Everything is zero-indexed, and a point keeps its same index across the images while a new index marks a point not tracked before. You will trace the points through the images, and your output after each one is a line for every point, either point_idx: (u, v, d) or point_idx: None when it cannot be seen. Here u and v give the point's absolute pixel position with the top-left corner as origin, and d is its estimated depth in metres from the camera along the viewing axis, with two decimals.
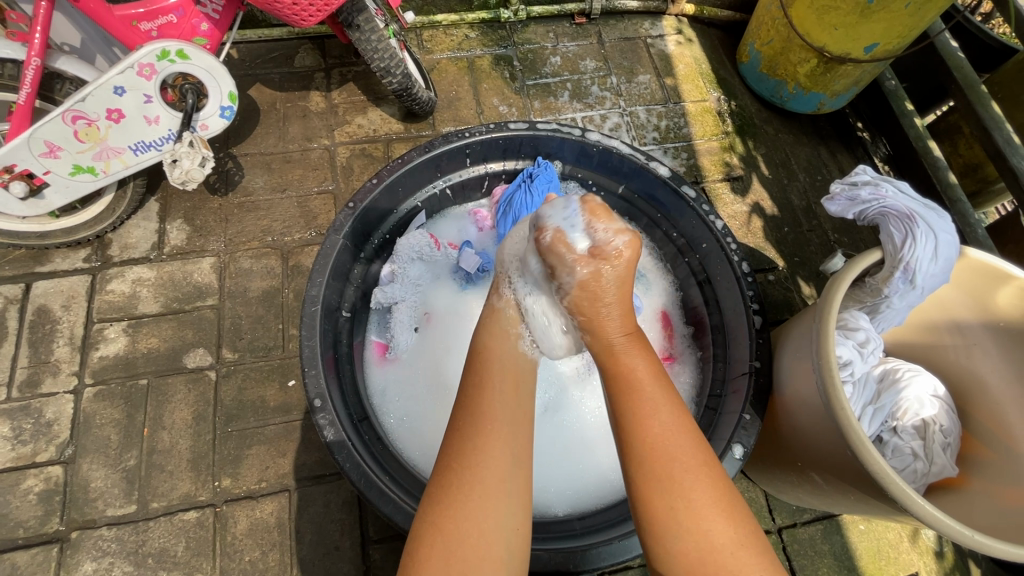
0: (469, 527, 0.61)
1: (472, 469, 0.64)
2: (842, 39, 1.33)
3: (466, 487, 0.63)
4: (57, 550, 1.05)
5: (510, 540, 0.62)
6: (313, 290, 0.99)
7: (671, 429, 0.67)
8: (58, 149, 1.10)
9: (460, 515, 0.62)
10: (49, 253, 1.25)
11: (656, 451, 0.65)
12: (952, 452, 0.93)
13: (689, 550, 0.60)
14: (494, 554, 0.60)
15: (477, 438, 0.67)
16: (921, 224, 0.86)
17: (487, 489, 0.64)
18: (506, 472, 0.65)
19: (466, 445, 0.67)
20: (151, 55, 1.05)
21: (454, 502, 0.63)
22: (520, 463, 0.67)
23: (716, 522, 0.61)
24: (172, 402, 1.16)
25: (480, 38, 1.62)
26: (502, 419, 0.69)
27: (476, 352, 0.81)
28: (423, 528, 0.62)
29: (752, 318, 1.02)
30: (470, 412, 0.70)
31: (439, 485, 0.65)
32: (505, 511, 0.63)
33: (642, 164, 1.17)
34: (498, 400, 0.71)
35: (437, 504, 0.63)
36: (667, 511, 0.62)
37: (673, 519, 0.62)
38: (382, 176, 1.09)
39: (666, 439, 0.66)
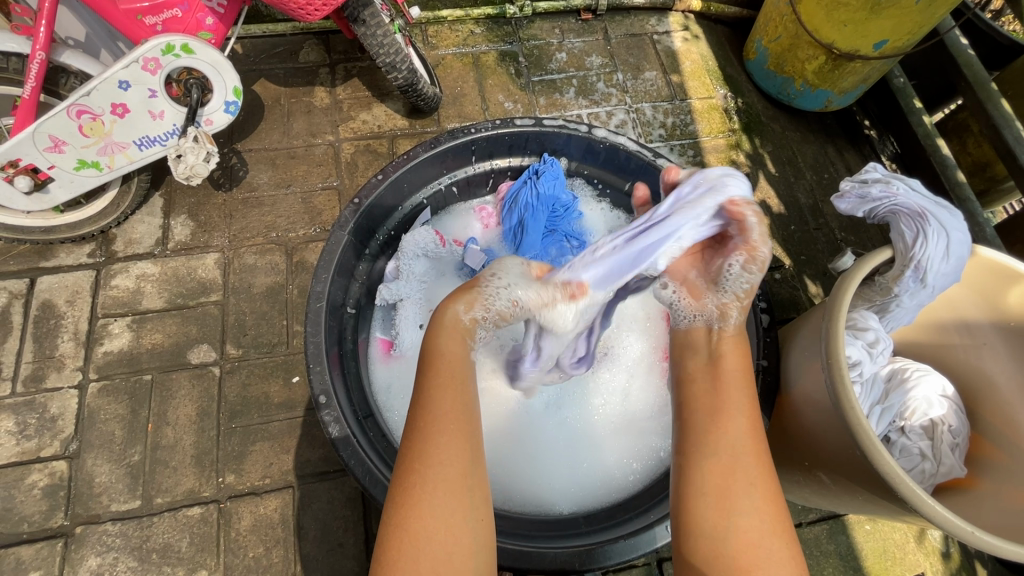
0: (435, 523, 0.62)
1: (435, 460, 0.65)
2: (851, 35, 1.32)
3: (426, 482, 0.64)
4: (61, 545, 1.05)
5: (474, 528, 0.63)
6: (318, 286, 0.99)
7: (741, 434, 0.70)
8: (63, 143, 1.09)
9: (426, 510, 0.62)
10: (54, 248, 1.25)
11: (722, 452, 0.68)
12: (960, 453, 0.92)
13: (743, 542, 0.63)
14: (465, 544, 0.62)
15: (439, 430, 0.67)
16: (932, 222, 0.85)
17: (450, 483, 0.64)
18: (468, 464, 0.66)
19: (427, 438, 0.66)
20: (156, 49, 1.05)
21: (422, 493, 0.63)
22: (479, 452, 0.68)
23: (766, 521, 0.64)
24: (177, 398, 1.16)
25: (485, 34, 1.61)
26: (456, 410, 0.69)
27: (428, 346, 0.77)
28: (388, 525, 0.63)
29: (760, 317, 1.01)
30: (423, 411, 0.69)
31: (403, 482, 0.65)
32: (469, 502, 0.64)
33: (649, 161, 1.16)
34: (446, 392, 0.70)
35: (403, 496, 0.64)
36: (728, 506, 0.65)
37: (737, 514, 0.64)
38: (387, 172, 1.09)
39: (733, 440, 0.69)
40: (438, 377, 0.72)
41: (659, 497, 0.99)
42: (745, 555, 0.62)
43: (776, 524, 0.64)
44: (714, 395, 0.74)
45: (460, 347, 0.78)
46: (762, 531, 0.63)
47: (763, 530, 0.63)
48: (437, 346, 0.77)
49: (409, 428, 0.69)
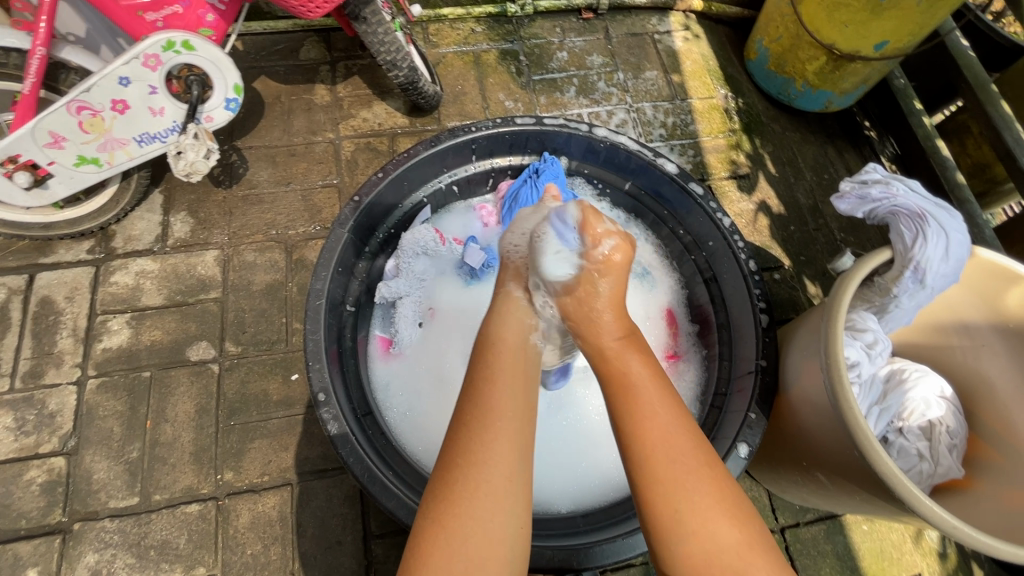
0: (473, 525, 0.60)
1: (480, 460, 0.63)
2: (852, 36, 1.32)
3: (472, 481, 0.62)
4: (59, 541, 1.05)
5: (512, 534, 0.62)
6: (317, 284, 0.99)
7: (669, 437, 0.64)
8: (63, 139, 1.09)
9: (467, 510, 0.61)
10: (53, 244, 1.25)
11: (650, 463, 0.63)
12: (957, 454, 0.92)
13: (692, 555, 0.59)
14: (498, 549, 0.61)
15: (486, 428, 0.65)
16: (931, 223, 0.85)
17: (494, 487, 0.63)
18: (514, 469, 0.64)
19: (474, 434, 0.65)
20: (156, 46, 1.05)
21: (463, 492, 0.62)
22: (529, 456, 0.66)
23: (723, 531, 0.60)
24: (176, 395, 1.16)
25: (486, 33, 1.61)
26: (513, 415, 0.67)
27: (488, 343, 0.77)
28: (428, 520, 0.62)
29: (759, 317, 1.01)
30: (477, 407, 0.67)
31: (445, 478, 0.64)
32: (512, 506, 0.63)
33: (650, 161, 1.16)
34: (506, 395, 0.69)
35: (447, 493, 0.62)
36: (672, 522, 0.60)
37: (677, 527, 0.60)
38: (388, 170, 1.08)
39: (662, 445, 0.64)
40: (491, 373, 0.71)
41: None
42: (702, 570, 0.59)
43: (728, 535, 0.60)
44: (628, 403, 0.67)
45: (518, 341, 0.77)
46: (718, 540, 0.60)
47: (730, 550, 0.60)
48: (497, 342, 0.76)
49: (456, 423, 0.67)
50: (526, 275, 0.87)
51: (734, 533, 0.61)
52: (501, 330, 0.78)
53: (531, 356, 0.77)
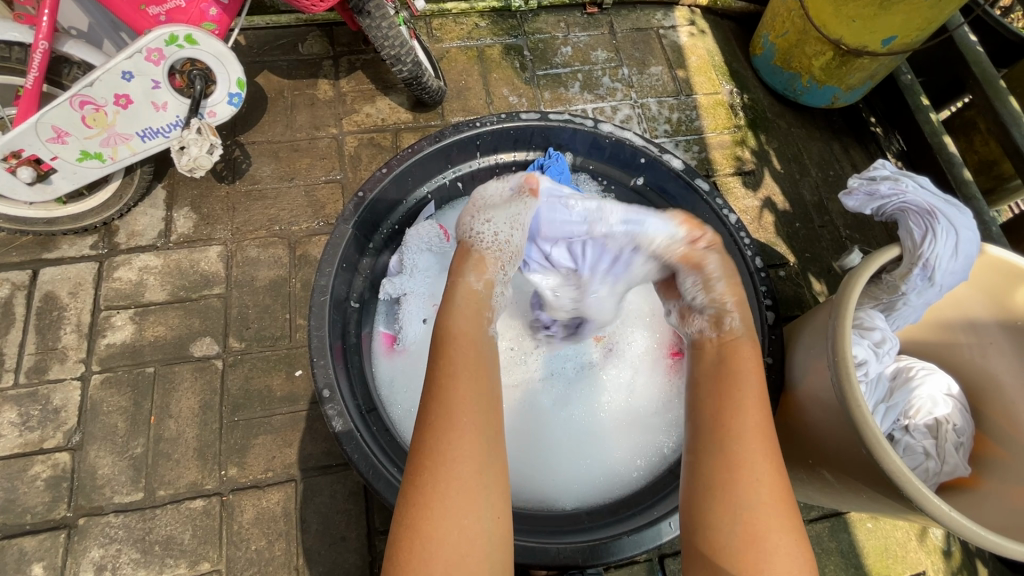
0: (449, 524, 0.61)
1: (445, 458, 0.64)
2: (860, 31, 1.31)
3: (437, 482, 0.63)
4: (64, 536, 1.05)
5: (488, 525, 0.63)
6: (322, 280, 0.98)
7: (751, 414, 0.69)
8: (66, 134, 1.09)
9: (439, 510, 0.62)
10: (56, 240, 1.25)
11: (730, 433, 0.67)
12: (964, 452, 0.92)
13: (745, 526, 0.62)
14: (478, 543, 0.62)
15: (449, 424, 0.65)
16: (941, 220, 0.85)
17: (466, 483, 0.63)
18: (483, 463, 0.65)
19: (437, 433, 0.65)
20: (159, 40, 1.04)
21: (433, 493, 0.62)
22: (494, 446, 0.67)
23: (774, 505, 0.63)
24: (179, 391, 1.16)
25: (489, 27, 1.60)
26: (474, 408, 0.68)
27: (439, 337, 0.76)
28: (402, 525, 0.62)
29: (765, 315, 1.03)
30: (438, 405, 0.67)
31: (414, 480, 0.64)
32: (485, 499, 0.64)
33: (655, 157, 1.15)
34: (466, 388, 0.69)
35: (417, 495, 0.63)
36: (730, 490, 0.64)
37: (735, 496, 0.63)
38: (391, 166, 1.08)
39: (743, 423, 0.68)
40: (448, 369, 0.71)
41: (662, 493, 0.99)
42: (753, 545, 0.61)
43: (781, 514, 0.63)
44: (726, 380, 0.73)
45: (467, 332, 0.76)
46: (769, 517, 0.62)
47: (774, 519, 0.62)
48: (450, 333, 0.76)
49: (419, 424, 0.67)
50: (488, 267, 0.87)
51: (783, 512, 0.63)
52: (453, 322, 0.78)
53: (487, 342, 0.78)
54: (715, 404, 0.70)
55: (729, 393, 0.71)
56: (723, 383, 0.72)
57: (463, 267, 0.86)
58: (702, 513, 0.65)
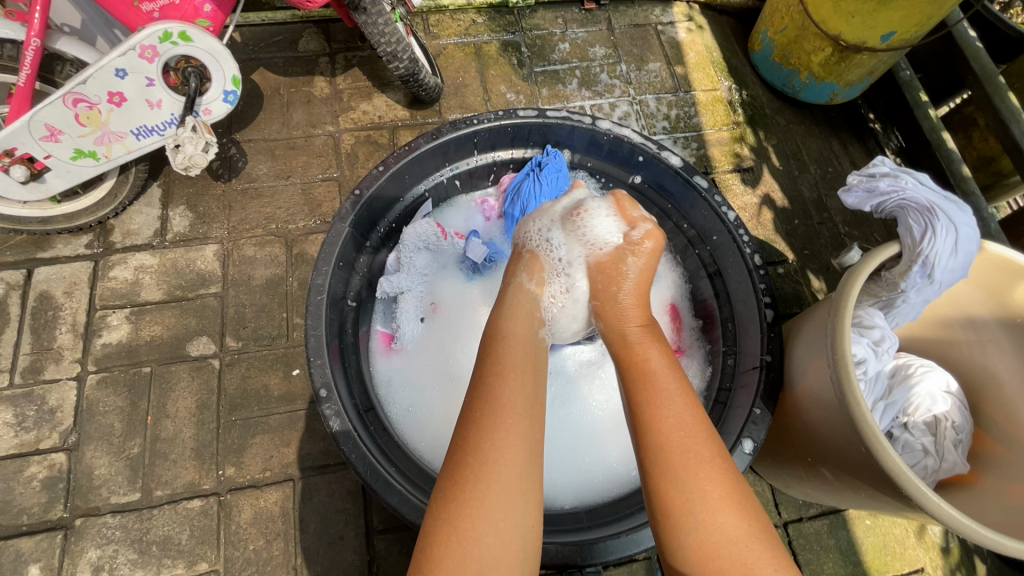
0: (486, 524, 0.59)
1: (486, 457, 0.63)
2: (859, 27, 1.30)
3: (477, 480, 0.61)
4: (61, 537, 1.04)
5: (524, 532, 0.60)
6: (318, 279, 0.98)
7: (683, 429, 0.66)
8: (59, 132, 1.08)
9: (478, 508, 0.60)
10: (51, 239, 1.24)
11: (666, 450, 0.64)
12: (963, 449, 0.92)
13: (702, 546, 0.59)
14: (514, 547, 0.59)
15: (494, 425, 0.65)
16: (941, 217, 0.84)
17: (507, 483, 0.61)
18: (524, 466, 0.63)
19: (482, 431, 0.65)
20: (153, 37, 1.03)
21: (473, 490, 0.61)
22: (536, 455, 0.66)
23: (727, 515, 0.60)
24: (176, 391, 1.15)
25: (487, 24, 1.59)
26: (522, 410, 0.67)
27: (494, 340, 0.78)
28: (436, 520, 0.60)
29: (764, 312, 1.01)
30: (486, 403, 0.67)
31: (454, 475, 0.62)
32: (523, 504, 0.61)
33: (654, 154, 1.15)
34: (516, 390, 0.69)
35: (454, 490, 0.61)
36: (679, 510, 0.61)
37: (686, 515, 0.60)
38: (389, 163, 1.07)
39: (675, 435, 0.65)
40: (500, 370, 0.72)
41: None
42: (709, 560, 0.58)
43: (737, 523, 0.60)
44: (644, 400, 0.70)
45: (521, 339, 0.79)
46: (726, 528, 0.59)
47: (733, 531, 0.59)
48: (503, 339, 0.78)
49: (465, 420, 0.67)
50: (541, 266, 0.94)
51: (740, 522, 0.60)
52: (507, 330, 0.80)
53: (539, 353, 0.79)
54: (643, 423, 0.67)
55: (655, 409, 0.68)
56: (638, 396, 0.70)
57: (516, 267, 0.94)
58: (665, 538, 0.61)
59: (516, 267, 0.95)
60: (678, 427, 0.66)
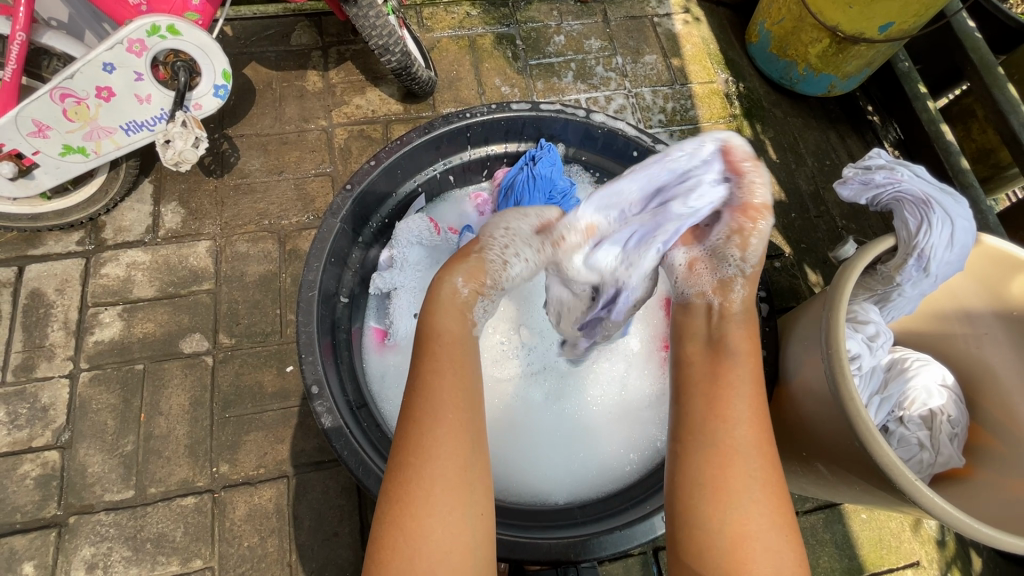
0: (434, 523, 0.59)
1: (427, 456, 0.62)
2: (856, 18, 1.29)
3: (421, 481, 0.61)
4: (55, 535, 1.04)
5: (473, 525, 0.61)
6: (310, 275, 0.97)
7: (743, 422, 0.67)
8: (47, 128, 1.07)
9: (423, 510, 0.60)
10: (42, 236, 1.23)
11: (719, 442, 0.66)
12: (959, 443, 0.91)
13: (739, 528, 0.61)
14: (463, 540, 0.60)
15: (435, 425, 0.63)
16: (937, 210, 0.83)
17: (450, 480, 0.61)
18: (466, 459, 0.63)
19: (423, 432, 0.63)
20: (141, 30, 1.02)
21: (416, 492, 0.60)
22: (478, 446, 0.65)
23: (762, 511, 0.62)
24: (169, 388, 1.15)
25: (481, 16, 1.58)
26: (461, 404, 0.66)
27: (424, 335, 0.73)
28: (384, 522, 0.60)
29: (759, 306, 1.00)
30: (422, 402, 0.65)
31: (396, 478, 0.62)
32: (470, 497, 0.62)
33: (649, 147, 1.14)
34: (449, 382, 0.67)
35: (399, 494, 0.61)
36: (720, 500, 0.63)
37: (726, 505, 0.62)
38: (380, 158, 1.06)
39: (737, 428, 0.67)
40: (434, 367, 0.68)
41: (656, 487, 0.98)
42: (742, 541, 0.60)
43: (773, 518, 0.62)
44: (711, 388, 0.71)
45: (453, 332, 0.73)
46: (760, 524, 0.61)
47: (760, 523, 0.61)
48: (433, 334, 0.73)
49: (403, 419, 0.65)
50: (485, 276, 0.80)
51: (771, 519, 0.62)
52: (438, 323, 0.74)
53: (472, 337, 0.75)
54: (702, 412, 0.69)
55: (724, 398, 0.69)
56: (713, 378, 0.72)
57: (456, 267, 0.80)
58: (691, 524, 0.63)
59: (457, 264, 0.80)
60: (736, 416, 0.68)
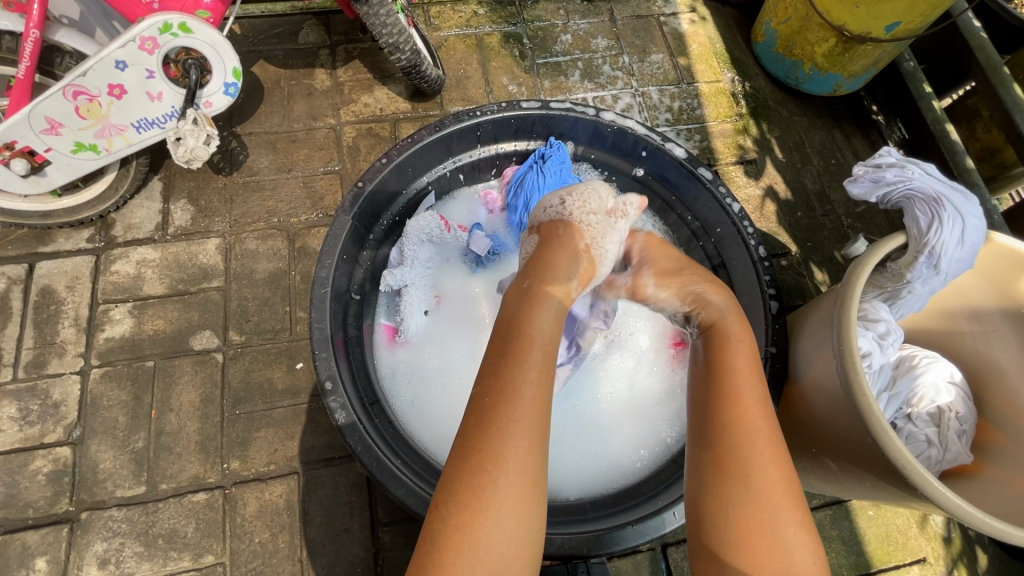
0: (501, 530, 0.57)
1: (505, 461, 0.59)
2: (863, 17, 1.29)
3: (496, 483, 0.58)
4: (67, 530, 1.04)
5: (535, 530, 0.59)
6: (322, 272, 0.97)
7: (754, 415, 0.67)
8: (59, 125, 1.07)
9: (494, 516, 0.57)
10: (52, 233, 1.23)
11: (735, 430, 0.65)
12: (967, 440, 0.92)
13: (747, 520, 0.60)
14: (523, 551, 0.58)
15: (514, 431, 0.60)
16: (948, 207, 0.84)
17: (524, 486, 0.59)
18: (537, 469, 0.60)
19: (499, 433, 0.60)
20: (153, 28, 1.02)
21: (490, 496, 0.57)
22: (547, 449, 0.62)
23: (782, 503, 0.61)
24: (180, 385, 1.15)
25: (488, 15, 1.58)
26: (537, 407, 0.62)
27: (514, 325, 0.70)
28: (447, 523, 0.57)
29: (769, 304, 1.01)
30: (504, 400, 0.62)
31: (466, 477, 0.59)
32: (536, 507, 0.59)
33: (658, 146, 1.14)
34: (530, 383, 0.63)
35: (471, 496, 0.58)
36: (736, 486, 0.62)
37: (741, 491, 0.61)
38: (391, 156, 1.07)
39: (748, 420, 0.66)
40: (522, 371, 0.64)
41: (667, 484, 0.99)
42: (752, 535, 0.59)
43: (790, 509, 0.61)
44: (726, 381, 0.70)
45: (548, 335, 0.69)
46: (779, 515, 0.60)
47: (783, 513, 0.60)
48: (529, 335, 0.68)
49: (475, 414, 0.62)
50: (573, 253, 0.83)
51: (791, 509, 0.61)
52: (535, 320, 0.70)
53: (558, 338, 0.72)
54: (722, 402, 0.68)
55: (732, 392, 0.68)
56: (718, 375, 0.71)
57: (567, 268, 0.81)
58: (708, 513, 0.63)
59: (569, 266, 0.81)
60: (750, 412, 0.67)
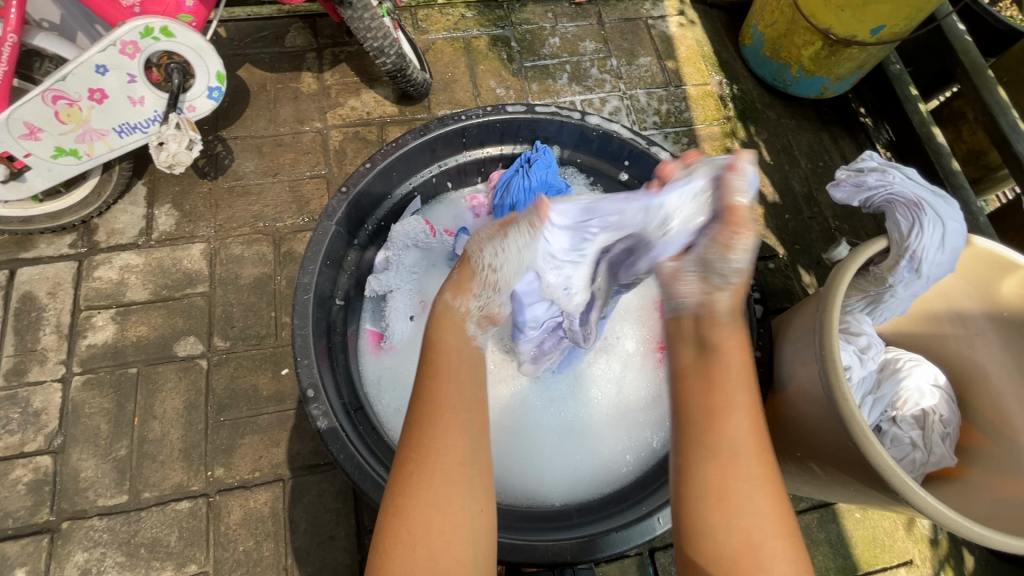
0: (433, 515, 0.58)
1: (433, 450, 0.61)
2: (848, 21, 1.30)
3: (427, 472, 0.60)
4: (47, 540, 1.03)
5: (475, 526, 0.59)
6: (305, 277, 0.97)
7: (731, 415, 0.60)
8: (39, 130, 1.06)
9: (427, 505, 0.58)
10: (34, 238, 1.22)
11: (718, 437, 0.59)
12: (951, 442, 0.92)
13: (739, 546, 0.54)
14: (465, 541, 0.58)
15: (438, 421, 0.63)
16: (928, 212, 0.84)
17: (453, 476, 0.60)
18: (467, 454, 0.62)
19: (427, 426, 0.62)
20: (135, 32, 1.01)
21: (420, 486, 0.59)
22: (482, 445, 0.64)
23: (755, 499, 0.56)
24: (163, 391, 1.14)
25: (476, 18, 1.58)
26: (462, 407, 0.64)
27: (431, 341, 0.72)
28: (390, 515, 0.59)
29: (753, 308, 1.00)
30: (430, 398, 0.65)
31: (405, 472, 0.61)
32: (471, 497, 0.60)
33: (643, 149, 1.14)
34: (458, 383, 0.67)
35: (405, 490, 0.60)
36: (719, 507, 0.56)
37: (723, 510, 0.56)
38: (375, 160, 1.06)
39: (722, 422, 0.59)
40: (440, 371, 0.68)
41: (652, 487, 0.99)
42: (741, 557, 0.54)
43: (774, 524, 0.56)
44: (705, 375, 0.62)
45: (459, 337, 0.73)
46: (758, 525, 0.55)
47: (767, 528, 0.55)
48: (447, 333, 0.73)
49: (411, 415, 0.65)
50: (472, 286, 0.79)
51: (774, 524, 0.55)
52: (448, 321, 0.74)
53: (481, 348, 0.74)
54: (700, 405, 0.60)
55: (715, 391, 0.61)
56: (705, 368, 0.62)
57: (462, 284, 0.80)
58: (695, 527, 0.57)
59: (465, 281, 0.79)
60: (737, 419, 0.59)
